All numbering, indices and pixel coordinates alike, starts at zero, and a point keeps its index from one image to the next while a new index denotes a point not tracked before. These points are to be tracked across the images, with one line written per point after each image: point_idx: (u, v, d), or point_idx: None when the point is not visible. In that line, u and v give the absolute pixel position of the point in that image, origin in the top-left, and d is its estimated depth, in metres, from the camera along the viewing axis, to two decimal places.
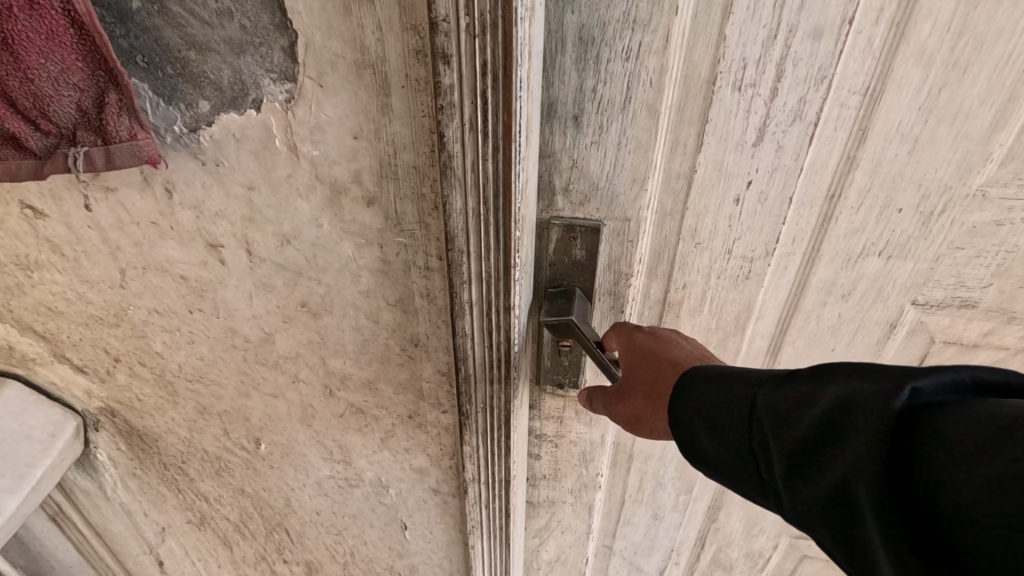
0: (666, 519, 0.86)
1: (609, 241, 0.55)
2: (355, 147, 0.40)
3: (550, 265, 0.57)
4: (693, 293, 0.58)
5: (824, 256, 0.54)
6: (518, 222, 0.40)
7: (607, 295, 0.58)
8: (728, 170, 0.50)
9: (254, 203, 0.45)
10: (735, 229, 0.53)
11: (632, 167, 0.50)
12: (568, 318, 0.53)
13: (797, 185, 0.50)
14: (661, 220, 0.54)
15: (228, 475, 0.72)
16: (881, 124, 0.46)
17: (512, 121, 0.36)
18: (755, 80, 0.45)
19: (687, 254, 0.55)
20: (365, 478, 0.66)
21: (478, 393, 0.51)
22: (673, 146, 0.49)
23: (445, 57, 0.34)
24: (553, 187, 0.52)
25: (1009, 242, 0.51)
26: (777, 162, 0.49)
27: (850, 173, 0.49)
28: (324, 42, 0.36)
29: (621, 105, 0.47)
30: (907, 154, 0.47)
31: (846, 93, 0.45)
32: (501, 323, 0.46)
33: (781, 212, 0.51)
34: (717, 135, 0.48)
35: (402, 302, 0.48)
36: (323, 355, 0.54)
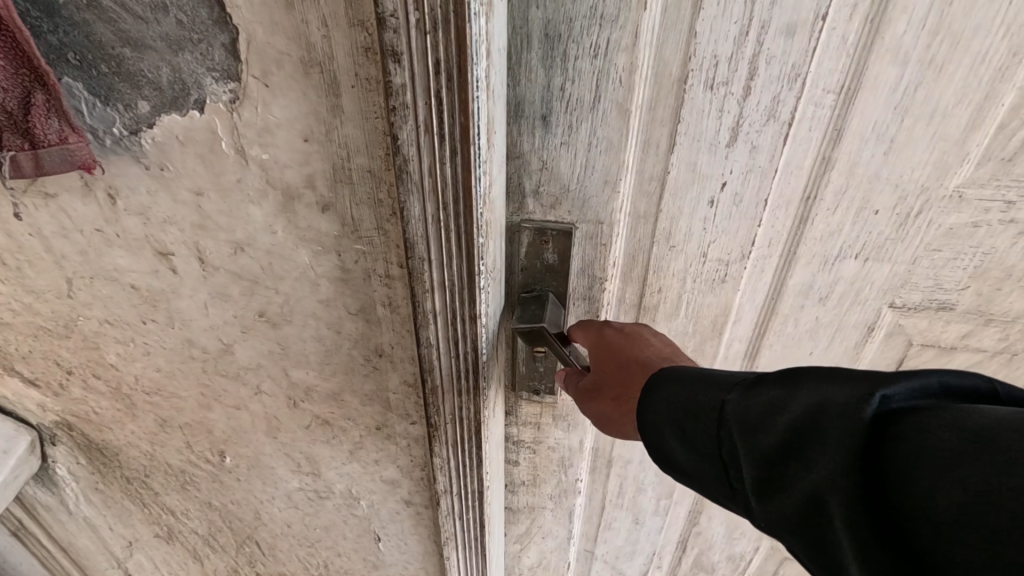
0: (648, 523, 0.85)
1: (582, 245, 0.53)
2: (306, 150, 0.38)
3: (522, 270, 0.55)
4: (669, 297, 0.57)
5: (801, 258, 0.53)
6: (480, 228, 0.38)
7: (581, 300, 0.57)
8: (701, 171, 0.48)
9: (203, 209, 0.42)
10: (710, 232, 0.52)
11: (603, 169, 0.48)
12: (540, 322, 0.51)
13: (772, 186, 0.48)
14: (635, 223, 0.52)
15: (194, 488, 0.69)
16: (856, 124, 0.45)
17: (470, 122, 0.34)
18: (728, 78, 0.44)
19: (662, 257, 0.54)
20: (335, 490, 0.63)
21: (447, 404, 0.50)
22: (645, 146, 0.47)
23: (395, 55, 0.32)
24: (524, 190, 0.50)
25: (985, 245, 0.51)
26: (752, 163, 0.47)
27: (825, 175, 0.48)
28: (267, 39, 0.34)
29: (591, 104, 0.45)
30: (883, 155, 0.46)
31: (821, 92, 0.44)
32: (467, 332, 0.45)
33: (757, 214, 0.50)
34: (690, 135, 0.46)
35: (364, 312, 0.46)
36: (285, 366, 0.52)
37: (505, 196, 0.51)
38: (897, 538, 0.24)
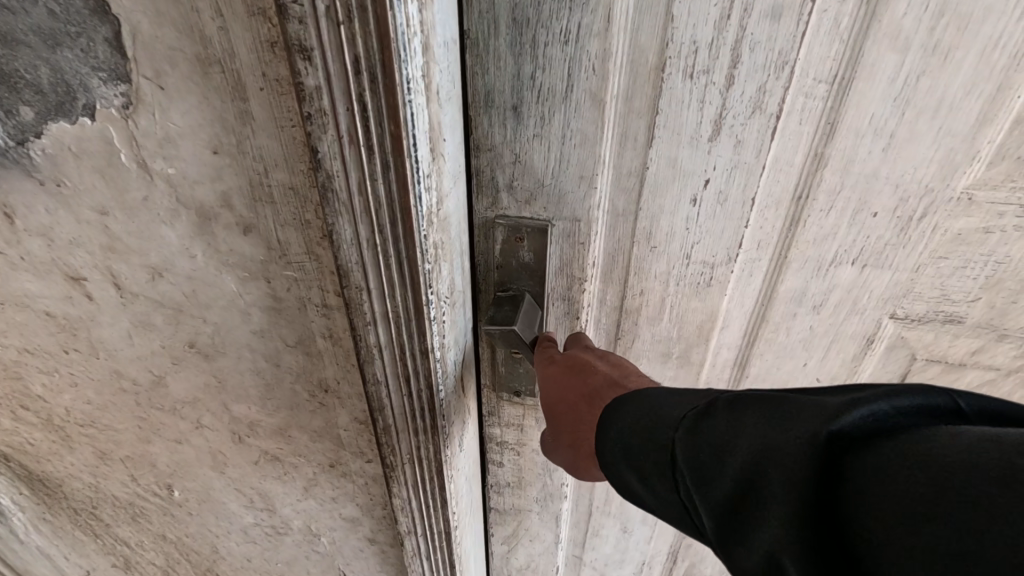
0: (638, 532, 0.80)
1: (560, 244, 0.47)
2: (217, 163, 0.32)
3: (496, 269, 0.50)
4: (651, 300, 0.50)
5: (793, 262, 0.46)
6: (424, 253, 0.33)
7: (560, 302, 0.51)
8: (683, 167, 0.42)
9: (112, 230, 0.37)
10: (693, 232, 0.45)
11: (578, 164, 0.43)
12: (511, 327, 0.47)
13: (759, 184, 0.42)
14: (614, 222, 0.46)
15: (145, 521, 0.64)
16: (852, 117, 0.38)
17: (402, 131, 0.28)
18: (709, 67, 0.38)
19: (643, 259, 0.48)
20: (293, 526, 0.58)
21: (402, 443, 0.44)
22: (622, 141, 0.42)
23: (304, 50, 0.26)
24: (496, 184, 0.45)
25: (997, 253, 0.43)
26: (736, 160, 0.41)
27: (818, 173, 0.41)
28: (154, 31, 0.28)
29: (562, 95, 0.40)
30: (881, 153, 0.40)
31: (811, 81, 0.37)
32: (419, 367, 0.39)
33: (743, 214, 0.44)
34: (669, 129, 0.41)
35: (303, 343, 0.40)
36: (224, 400, 0.47)
37: (476, 191, 0.46)
38: None
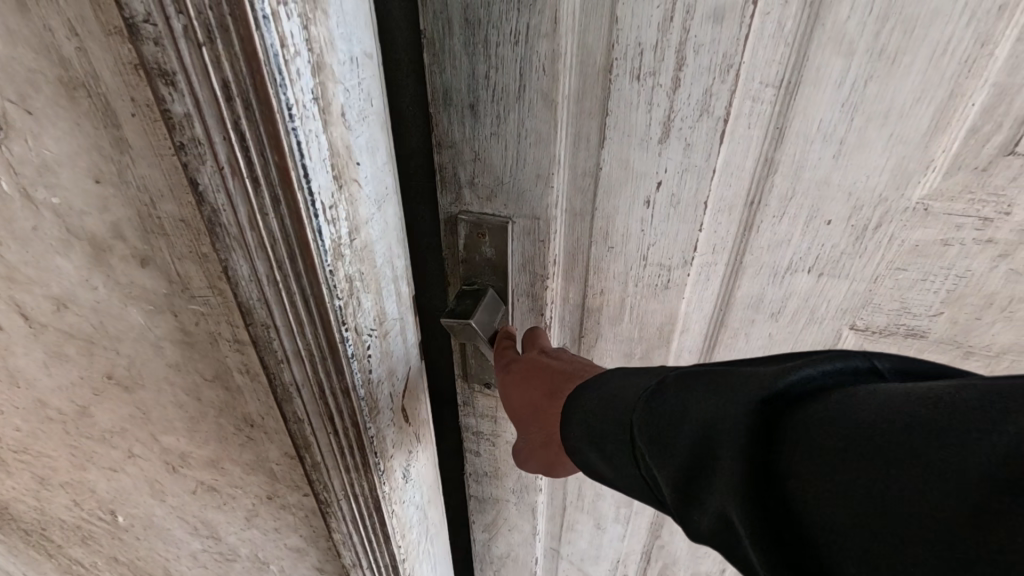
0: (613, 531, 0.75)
1: (521, 241, 0.45)
2: (101, 193, 0.29)
3: (459, 263, 0.48)
4: (612, 301, 0.47)
5: (748, 268, 0.42)
6: (331, 290, 0.30)
7: (524, 298, 0.48)
8: (635, 168, 0.39)
9: (7, 260, 0.34)
10: (649, 236, 0.42)
11: (533, 163, 0.40)
12: (467, 321, 0.45)
13: (711, 189, 0.39)
14: (572, 222, 0.43)
15: (95, 543, 0.62)
16: (797, 123, 0.35)
17: (287, 163, 0.25)
18: (654, 70, 0.35)
19: (600, 259, 0.44)
20: (240, 554, 0.56)
21: (335, 479, 0.42)
22: (575, 142, 0.39)
23: (166, 75, 0.23)
24: (458, 180, 0.43)
25: (958, 266, 0.37)
26: (686, 162, 0.38)
27: (768, 179, 0.37)
28: (9, 52, 0.25)
29: (516, 95, 0.37)
30: (831, 160, 0.35)
31: (756, 86, 0.34)
32: (341, 406, 0.36)
33: (696, 218, 0.40)
34: (620, 131, 0.38)
35: (220, 378, 0.38)
36: (152, 431, 0.44)
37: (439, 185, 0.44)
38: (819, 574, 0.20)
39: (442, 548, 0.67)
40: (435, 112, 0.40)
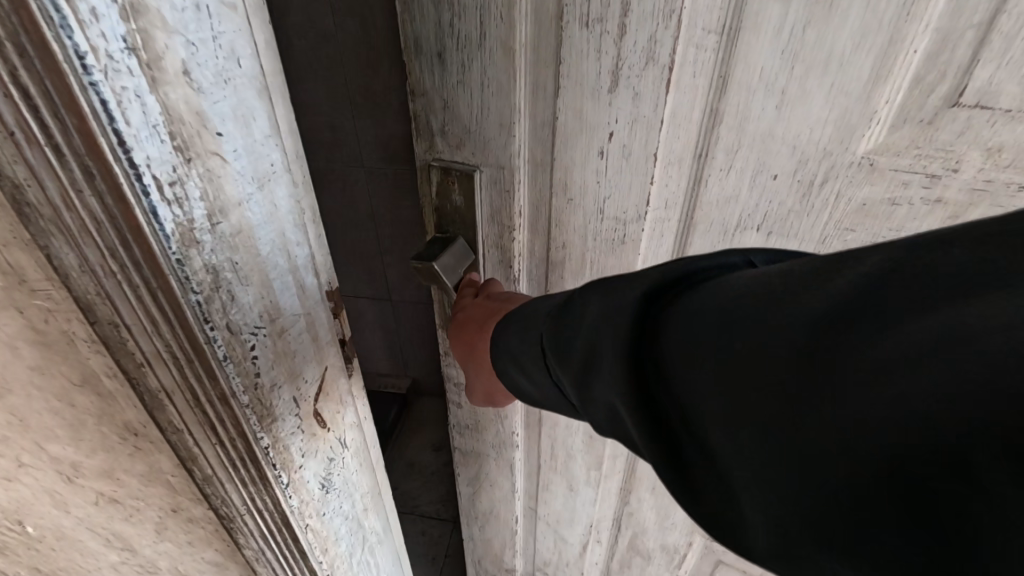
0: (581, 457, 1.04)
1: (488, 189, 0.67)
2: None
3: (435, 209, 0.71)
4: (572, 251, 0.71)
5: (699, 223, 0.64)
6: (172, 274, 0.33)
7: (494, 248, 0.73)
8: (588, 122, 0.59)
9: None
10: (601, 184, 0.64)
11: (497, 114, 0.61)
12: (433, 262, 0.67)
13: (658, 135, 0.58)
14: (533, 171, 0.65)
15: (11, 552, 0.58)
16: (739, 74, 0.52)
17: (92, 129, 0.28)
18: (602, 16, 0.52)
19: (562, 208, 0.67)
20: (159, 565, 0.55)
21: (225, 486, 0.44)
22: (535, 90, 0.59)
23: None
24: (433, 129, 0.65)
25: (904, 227, 0.57)
26: (635, 113, 0.57)
27: (713, 129, 0.57)
28: None
29: (479, 41, 0.56)
30: (775, 108, 0.53)
31: (700, 32, 0.51)
32: (221, 413, 0.40)
33: (645, 168, 0.61)
34: (573, 79, 0.57)
35: (89, 382, 0.40)
36: (37, 439, 0.44)
37: (418, 135, 0.66)
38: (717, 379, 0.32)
39: (392, 549, 0.67)
40: (410, 59, 0.60)
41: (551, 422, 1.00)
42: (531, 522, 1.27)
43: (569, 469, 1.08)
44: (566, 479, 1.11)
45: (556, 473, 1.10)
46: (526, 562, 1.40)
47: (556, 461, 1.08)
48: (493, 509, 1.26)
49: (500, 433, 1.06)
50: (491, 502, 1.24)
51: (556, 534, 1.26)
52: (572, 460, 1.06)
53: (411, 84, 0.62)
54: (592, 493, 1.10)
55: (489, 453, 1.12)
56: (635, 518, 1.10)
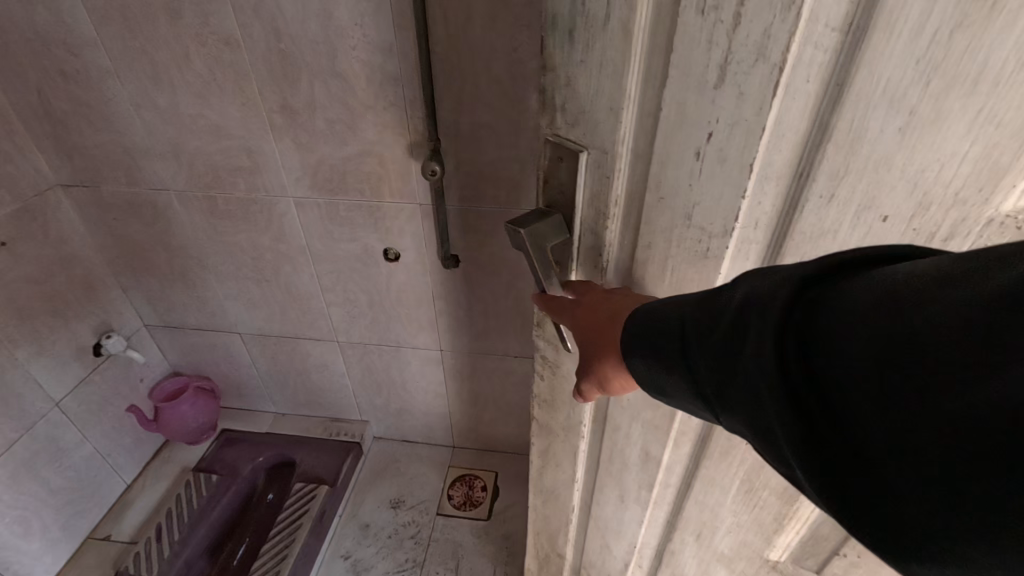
0: (636, 472, 0.86)
1: (591, 172, 0.62)
2: None
3: (545, 183, 0.67)
4: (656, 256, 0.62)
5: (789, 252, 0.54)
6: None
7: (590, 237, 0.67)
8: (690, 115, 0.51)
9: None
10: (695, 189, 0.55)
11: (608, 97, 0.55)
12: (522, 228, 0.64)
13: (758, 145, 0.49)
14: (634, 161, 0.59)
15: None
16: (864, 85, 0.42)
17: None
18: (718, 4, 0.45)
19: (652, 207, 0.59)
20: None
21: None
22: (647, 77, 0.53)
23: None
24: (555, 104, 0.61)
25: None
26: (737, 116, 0.49)
27: (822, 147, 0.47)
28: None
29: (603, 21, 0.52)
30: (900, 133, 0.44)
31: (821, 29, 0.42)
32: None
33: (740, 179, 0.51)
34: (681, 68, 0.49)
35: None
36: None
37: (541, 110, 0.62)
38: (871, 359, 0.34)
39: None
40: (548, 37, 0.57)
41: (614, 425, 0.86)
42: (585, 518, 1.08)
43: (621, 478, 0.91)
44: (618, 487, 0.92)
45: (610, 477, 0.93)
46: (574, 552, 1.17)
47: (613, 461, 0.90)
48: (552, 488, 1.06)
49: (569, 417, 0.91)
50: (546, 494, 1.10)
51: (603, 538, 1.05)
52: (626, 472, 0.89)
53: (543, 59, 0.59)
54: (645, 512, 0.90)
55: (560, 431, 0.95)
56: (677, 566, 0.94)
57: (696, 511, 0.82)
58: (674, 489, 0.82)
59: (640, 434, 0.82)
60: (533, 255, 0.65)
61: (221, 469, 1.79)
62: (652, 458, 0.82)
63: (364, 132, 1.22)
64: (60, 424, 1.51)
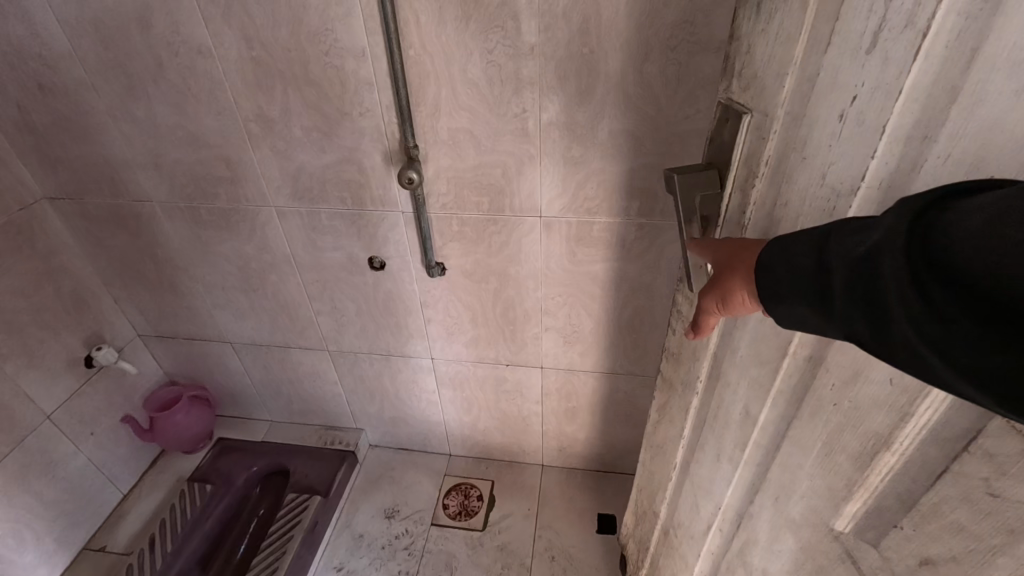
0: (735, 430, 0.84)
1: (752, 132, 0.67)
2: None
3: (715, 143, 0.77)
4: (790, 216, 0.62)
5: None
6: None
7: (740, 192, 0.72)
8: (841, 79, 0.52)
9: None
10: (832, 151, 0.54)
11: (778, 63, 0.61)
12: (672, 172, 0.76)
13: (895, 108, 0.47)
14: (790, 123, 0.60)
15: None
16: (993, 46, 0.38)
17: None
18: None
19: (795, 166, 0.60)
20: None
21: None
22: (813, 44, 0.56)
23: None
24: (737, 72, 0.70)
25: None
26: (880, 80, 0.48)
27: (946, 109, 0.42)
28: None
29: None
30: (1015, 95, 0.37)
31: None
32: None
33: (872, 142, 0.49)
34: (842, 35, 0.51)
35: None
36: None
37: (726, 78, 0.72)
38: (996, 270, 0.34)
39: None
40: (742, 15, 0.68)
41: (726, 383, 0.85)
42: (681, 477, 1.10)
43: (722, 434, 0.88)
44: (716, 445, 0.91)
45: (713, 433, 0.92)
46: (665, 511, 1.22)
47: (720, 415, 0.88)
48: (666, 442, 1.16)
49: (688, 373, 1.00)
50: (665, 438, 1.17)
51: (693, 496, 1.03)
52: (727, 431, 0.87)
53: (736, 34, 0.69)
54: (735, 473, 0.85)
55: (682, 385, 1.03)
56: (748, 554, 0.83)
57: (776, 474, 0.73)
58: (761, 458, 0.76)
59: (745, 392, 0.79)
60: (679, 198, 0.76)
61: (215, 479, 1.79)
62: (751, 417, 0.78)
63: (344, 148, 1.20)
64: (51, 438, 1.51)
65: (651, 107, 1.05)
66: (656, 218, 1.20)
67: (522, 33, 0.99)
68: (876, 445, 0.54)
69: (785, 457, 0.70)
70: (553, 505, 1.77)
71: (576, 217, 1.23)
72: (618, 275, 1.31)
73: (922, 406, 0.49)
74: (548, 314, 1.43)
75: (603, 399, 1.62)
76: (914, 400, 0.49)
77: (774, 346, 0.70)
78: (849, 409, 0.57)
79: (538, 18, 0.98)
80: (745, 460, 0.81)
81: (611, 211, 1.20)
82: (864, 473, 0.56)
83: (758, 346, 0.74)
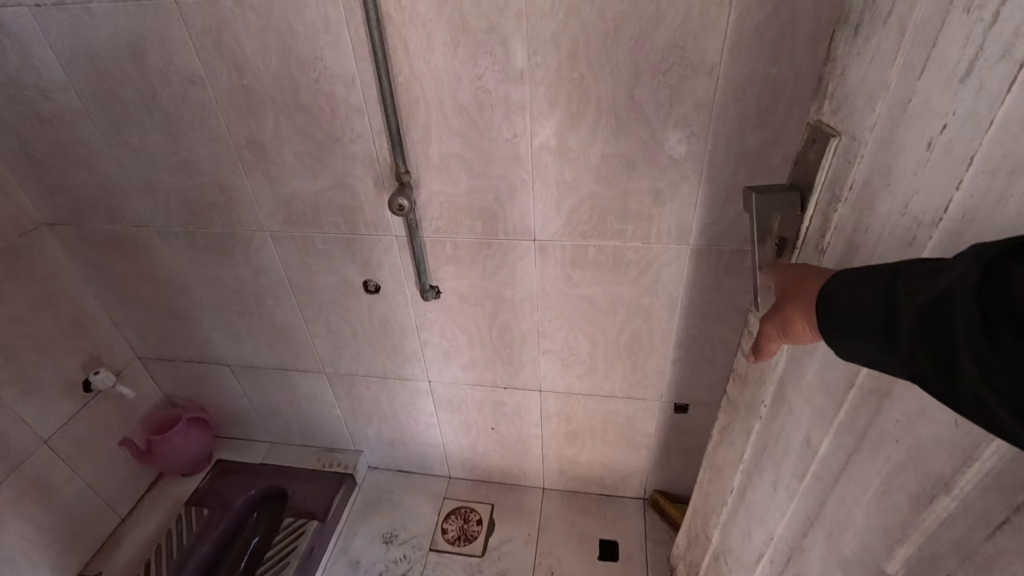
0: (793, 458, 0.82)
1: (838, 155, 0.65)
2: None
3: (797, 163, 0.73)
4: (868, 244, 0.61)
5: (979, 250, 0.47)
6: None
7: (820, 215, 0.70)
8: (932, 106, 0.51)
9: None
10: (919, 178, 0.53)
11: (870, 86, 0.59)
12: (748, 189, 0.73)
13: (988, 137, 0.45)
14: (876, 149, 0.59)
15: None
16: None
17: None
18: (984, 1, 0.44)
19: (878, 193, 0.59)
20: None
21: None
22: (905, 69, 0.54)
23: None
24: (828, 91, 0.67)
25: None
26: (974, 109, 0.47)
27: None
28: None
29: (885, 18, 0.57)
30: None
31: None
32: None
33: (961, 171, 0.48)
34: (937, 61, 0.50)
35: None
36: None
37: (815, 97, 0.70)
38: None
39: None
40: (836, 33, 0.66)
41: (788, 410, 0.82)
42: (735, 502, 1.08)
43: (780, 463, 0.86)
44: (774, 472, 0.89)
45: (771, 460, 0.90)
46: (717, 535, 1.20)
47: (780, 442, 0.86)
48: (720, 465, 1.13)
49: (754, 397, 0.93)
50: (719, 463, 1.15)
51: (747, 523, 1.02)
52: (786, 459, 0.84)
53: (830, 53, 0.66)
54: (791, 504, 0.84)
55: (740, 410, 1.00)
56: None
57: (834, 507, 0.71)
58: (818, 491, 0.75)
59: (807, 421, 0.77)
60: (755, 218, 0.73)
61: (212, 501, 1.78)
62: (811, 447, 0.76)
63: (338, 170, 1.19)
64: (49, 462, 1.51)
65: (648, 130, 1.03)
66: (669, 240, 1.17)
67: (512, 58, 0.98)
68: (937, 486, 0.53)
69: (843, 493, 0.69)
70: (559, 527, 1.73)
71: (572, 242, 1.21)
72: (616, 298, 1.28)
73: (985, 452, 0.47)
74: (546, 336, 1.41)
75: (603, 423, 1.59)
76: (980, 443, 0.48)
77: (837, 377, 0.68)
78: (912, 446, 0.56)
79: (526, 43, 0.96)
80: (803, 492, 0.79)
81: (607, 236, 1.18)
82: (922, 514, 0.55)
83: (822, 375, 0.72)
